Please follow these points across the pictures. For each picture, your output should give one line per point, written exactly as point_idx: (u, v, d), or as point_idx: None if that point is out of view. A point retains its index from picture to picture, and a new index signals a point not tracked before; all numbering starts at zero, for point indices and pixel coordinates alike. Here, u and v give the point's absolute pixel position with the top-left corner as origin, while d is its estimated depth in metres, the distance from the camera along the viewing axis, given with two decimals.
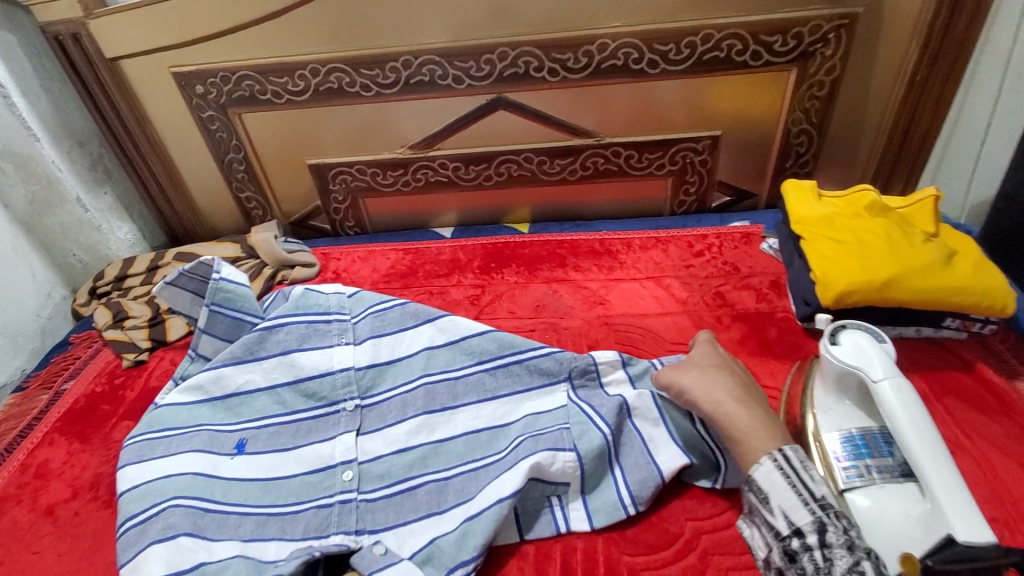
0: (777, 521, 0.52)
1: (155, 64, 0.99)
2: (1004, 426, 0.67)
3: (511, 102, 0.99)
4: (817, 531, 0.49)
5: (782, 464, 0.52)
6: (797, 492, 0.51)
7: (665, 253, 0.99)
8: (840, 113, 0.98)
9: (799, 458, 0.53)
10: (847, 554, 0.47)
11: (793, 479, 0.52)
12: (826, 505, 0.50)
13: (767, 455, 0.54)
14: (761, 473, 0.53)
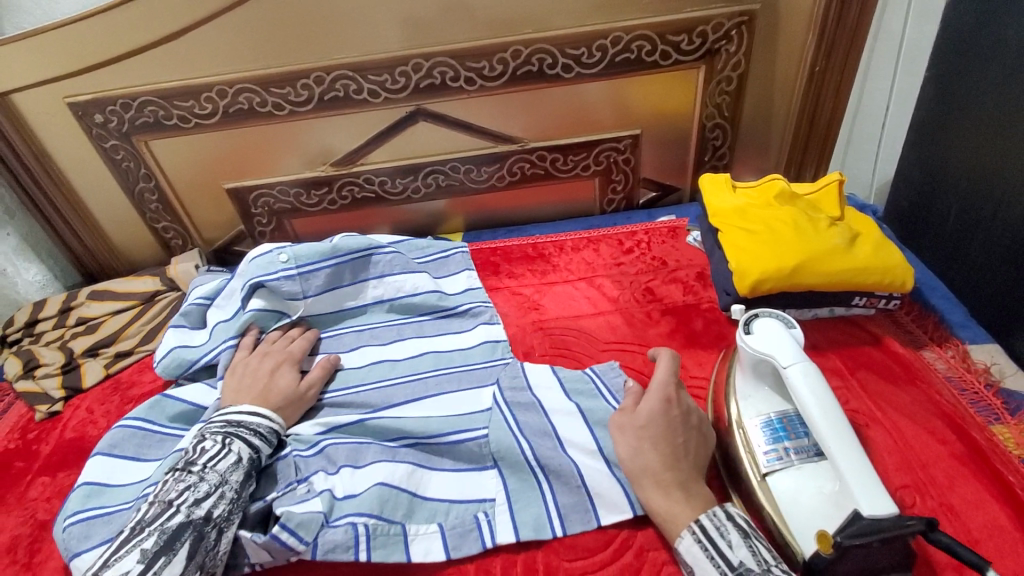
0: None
1: (48, 95, 0.93)
2: (911, 394, 0.71)
3: (431, 113, 0.98)
4: None
5: (700, 536, 0.54)
6: (715, 564, 0.52)
7: (597, 253, 1.00)
8: (749, 106, 1.02)
9: (715, 523, 0.54)
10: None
11: (710, 551, 0.53)
12: (744, 573, 0.51)
13: (684, 530, 0.55)
14: (682, 547, 0.55)
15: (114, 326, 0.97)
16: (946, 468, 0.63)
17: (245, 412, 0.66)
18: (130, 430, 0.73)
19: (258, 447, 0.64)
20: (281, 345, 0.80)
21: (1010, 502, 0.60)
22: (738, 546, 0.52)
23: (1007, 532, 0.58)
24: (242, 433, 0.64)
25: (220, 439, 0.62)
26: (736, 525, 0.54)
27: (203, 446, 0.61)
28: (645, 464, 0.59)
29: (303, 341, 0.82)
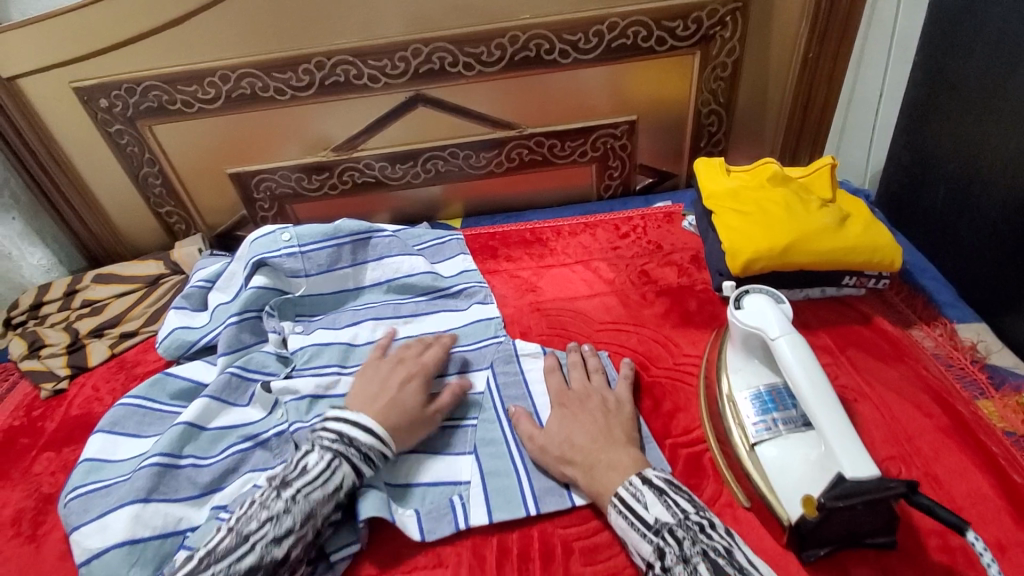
0: (640, 559, 0.55)
1: (54, 81, 0.95)
2: (898, 370, 0.72)
3: (430, 98, 0.99)
4: (658, 559, 0.52)
5: (620, 508, 0.56)
6: (636, 530, 0.55)
7: (593, 237, 1.01)
8: (744, 92, 1.03)
9: (631, 492, 0.56)
10: (682, 565, 0.50)
11: (629, 517, 0.55)
12: (659, 529, 0.53)
13: (609, 503, 0.58)
14: (613, 521, 0.57)
15: (118, 308, 0.99)
16: (931, 440, 0.65)
17: (345, 417, 0.63)
18: (130, 408, 0.74)
19: (363, 474, 0.61)
20: (413, 354, 0.75)
21: (993, 472, 0.61)
22: (653, 505, 0.55)
23: (988, 500, 0.59)
24: (350, 455, 0.60)
25: (326, 459, 0.59)
26: (652, 484, 0.57)
27: (306, 465, 0.59)
28: (567, 454, 0.63)
29: (438, 351, 0.76)
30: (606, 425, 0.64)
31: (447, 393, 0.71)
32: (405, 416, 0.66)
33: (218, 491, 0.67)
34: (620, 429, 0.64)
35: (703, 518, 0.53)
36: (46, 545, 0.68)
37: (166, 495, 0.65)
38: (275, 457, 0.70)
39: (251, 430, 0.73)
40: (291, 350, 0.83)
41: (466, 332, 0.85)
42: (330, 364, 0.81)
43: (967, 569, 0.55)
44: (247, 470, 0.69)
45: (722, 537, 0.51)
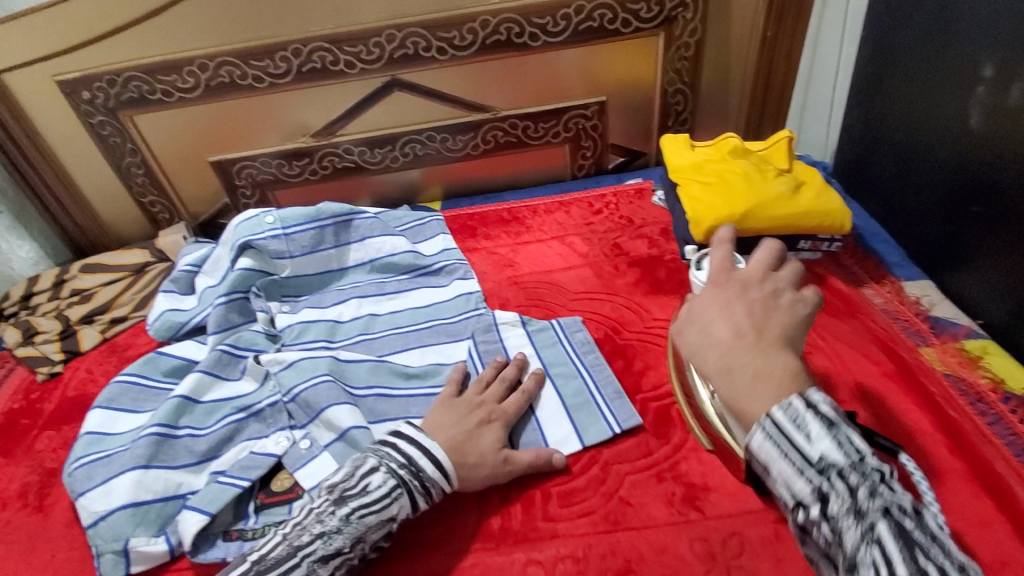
0: (781, 491, 0.41)
1: (37, 74, 0.96)
2: (850, 324, 0.78)
3: (406, 83, 1.03)
4: (818, 501, 0.39)
5: (771, 432, 0.40)
6: (789, 462, 0.40)
7: (568, 214, 1.06)
8: (707, 71, 1.08)
9: (789, 416, 0.40)
10: (855, 527, 0.37)
11: (784, 445, 0.40)
12: (825, 468, 0.39)
13: (754, 420, 0.42)
14: (752, 443, 0.42)
15: (107, 295, 1.01)
16: (877, 383, 0.71)
17: (417, 441, 0.61)
18: (126, 385, 0.77)
19: (417, 508, 0.60)
20: (493, 396, 0.69)
21: (932, 409, 0.67)
22: (819, 438, 0.39)
23: (927, 434, 0.65)
24: (411, 487, 0.59)
25: (390, 488, 0.57)
26: (820, 412, 0.40)
27: (372, 483, 0.57)
28: (703, 350, 0.46)
29: (520, 396, 0.70)
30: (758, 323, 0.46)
31: (511, 366, 0.73)
32: (478, 451, 0.63)
33: (215, 459, 0.71)
34: (778, 325, 0.46)
35: (880, 464, 0.39)
36: (54, 514, 0.71)
37: (165, 462, 0.68)
38: (270, 426, 0.74)
39: (244, 401, 0.76)
40: (279, 328, 0.86)
41: (447, 305, 0.89)
42: (317, 339, 0.85)
43: None
44: (242, 439, 0.73)
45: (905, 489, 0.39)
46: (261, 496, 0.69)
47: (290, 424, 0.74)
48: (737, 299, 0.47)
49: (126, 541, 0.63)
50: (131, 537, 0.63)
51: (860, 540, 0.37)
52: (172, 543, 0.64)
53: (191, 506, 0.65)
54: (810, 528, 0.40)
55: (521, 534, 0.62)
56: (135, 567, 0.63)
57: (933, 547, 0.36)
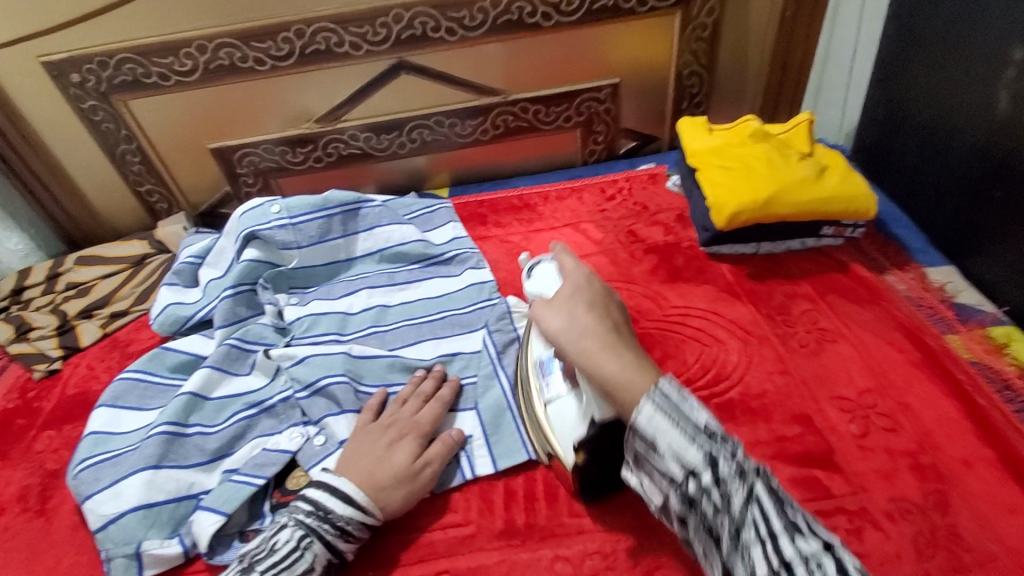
0: (668, 466, 0.44)
1: (23, 57, 0.91)
2: (874, 311, 0.76)
3: (413, 66, 0.99)
4: (710, 468, 0.42)
5: (661, 403, 0.45)
6: (682, 430, 0.44)
7: (581, 201, 1.03)
8: (723, 53, 1.05)
9: (677, 392, 0.46)
10: (739, 485, 0.42)
11: (672, 419, 0.44)
12: (712, 434, 0.44)
13: (643, 398, 0.46)
14: (642, 419, 0.45)
15: (105, 289, 0.98)
16: (905, 372, 0.69)
17: (324, 485, 0.60)
18: (130, 382, 0.74)
19: (338, 550, 0.58)
20: (407, 411, 0.67)
21: (962, 398, 0.66)
22: (698, 413, 0.45)
23: (957, 424, 0.64)
24: (324, 531, 0.57)
25: (297, 537, 0.56)
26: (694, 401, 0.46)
27: (280, 540, 0.56)
28: (588, 329, 0.54)
29: (436, 405, 0.68)
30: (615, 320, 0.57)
31: (428, 380, 0.72)
32: (393, 473, 0.61)
33: (227, 457, 0.69)
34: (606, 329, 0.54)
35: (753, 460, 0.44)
36: (56, 518, 0.69)
37: (176, 461, 0.66)
38: (282, 422, 0.72)
39: (255, 397, 0.73)
40: (288, 321, 0.83)
41: (460, 296, 0.86)
42: (327, 332, 0.82)
43: (936, 482, 0.59)
44: (254, 436, 0.71)
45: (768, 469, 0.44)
46: (276, 494, 0.67)
47: (303, 419, 0.72)
48: (604, 302, 0.59)
49: (138, 545, 0.61)
50: (143, 541, 0.61)
51: (744, 498, 0.41)
52: (186, 545, 0.62)
53: (204, 507, 0.63)
54: (700, 498, 0.43)
55: (545, 531, 0.61)
56: (148, 571, 0.62)
57: (793, 505, 0.42)
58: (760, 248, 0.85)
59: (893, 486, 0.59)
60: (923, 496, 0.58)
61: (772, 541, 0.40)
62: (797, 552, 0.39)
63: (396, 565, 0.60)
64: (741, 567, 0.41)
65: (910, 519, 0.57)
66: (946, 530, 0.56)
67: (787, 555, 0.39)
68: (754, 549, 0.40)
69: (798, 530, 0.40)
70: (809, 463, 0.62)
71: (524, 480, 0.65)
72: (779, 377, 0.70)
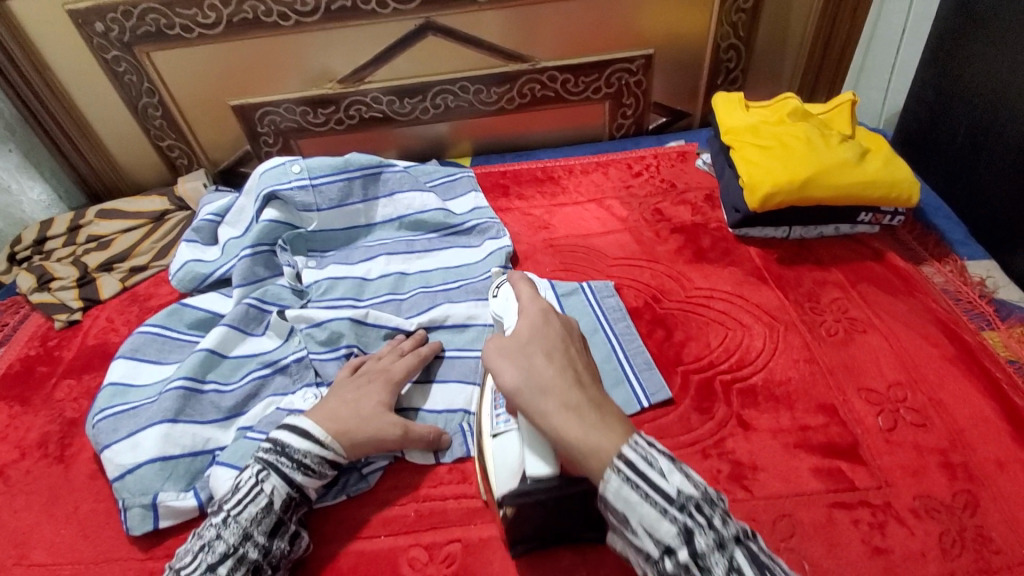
0: (645, 545, 0.41)
1: (45, 3, 0.89)
2: (907, 303, 0.74)
3: (441, 27, 0.96)
4: (683, 541, 0.39)
5: (628, 474, 0.42)
6: (651, 501, 0.41)
7: (606, 176, 1.00)
8: (764, 27, 1.01)
9: (641, 454, 0.42)
10: (718, 553, 0.39)
11: (643, 490, 0.41)
12: (684, 503, 0.40)
13: (607, 468, 0.43)
14: (608, 492, 0.42)
15: (126, 243, 0.98)
16: (937, 367, 0.67)
17: (282, 425, 0.60)
18: (149, 336, 0.74)
19: (298, 483, 0.57)
20: (380, 362, 0.68)
21: (996, 396, 0.64)
22: (671, 475, 0.42)
23: (990, 423, 0.62)
24: (281, 465, 0.57)
25: (256, 472, 0.56)
26: (660, 451, 0.43)
27: (240, 480, 0.56)
28: (547, 382, 0.48)
29: (412, 361, 0.68)
30: (582, 370, 0.50)
31: (409, 341, 0.72)
32: (359, 418, 0.61)
33: (241, 415, 0.69)
34: (566, 376, 0.49)
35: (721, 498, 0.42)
36: (75, 465, 0.70)
37: (193, 417, 0.66)
38: (297, 382, 0.72)
39: (269, 356, 0.73)
40: (306, 284, 0.82)
41: (478, 266, 0.85)
42: (344, 297, 0.80)
43: (966, 482, 0.58)
44: (268, 394, 0.71)
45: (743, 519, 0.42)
46: None
47: (316, 380, 0.72)
48: (563, 344, 0.52)
49: (154, 496, 0.61)
50: (160, 492, 0.62)
51: (725, 568, 0.38)
52: (202, 499, 0.62)
53: (220, 461, 0.63)
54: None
55: None
56: (164, 522, 0.62)
57: (773, 563, 0.40)
58: (793, 232, 0.83)
59: (921, 483, 0.58)
60: (951, 495, 0.57)
61: None
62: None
63: (409, 531, 0.60)
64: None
65: (936, 517, 0.56)
66: (974, 530, 0.55)
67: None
68: None
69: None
70: (833, 454, 0.60)
71: None
72: (805, 366, 0.68)
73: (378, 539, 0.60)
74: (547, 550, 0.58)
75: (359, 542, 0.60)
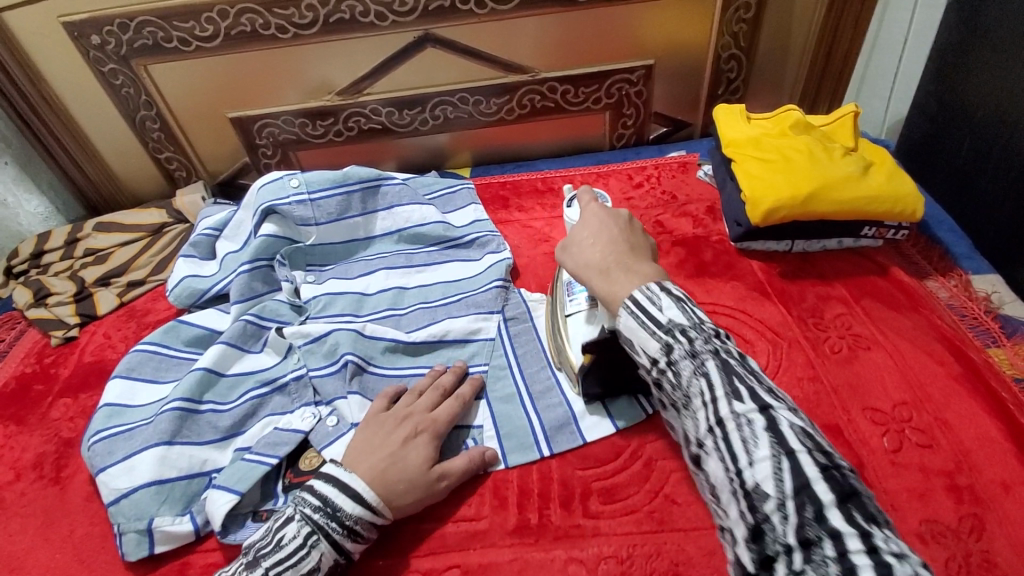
0: (641, 357, 0.49)
1: (42, 17, 0.89)
2: (912, 319, 0.73)
3: (440, 39, 0.95)
4: (664, 353, 0.46)
5: (632, 307, 0.49)
6: (644, 327, 0.48)
7: (606, 187, 0.99)
8: (765, 36, 1.00)
9: (648, 295, 0.49)
10: (690, 361, 0.45)
11: (641, 319, 0.48)
12: (672, 329, 0.46)
13: (620, 306, 0.50)
14: (619, 323, 0.50)
15: (123, 257, 0.97)
16: (943, 386, 0.66)
17: (335, 478, 0.57)
18: (146, 354, 0.74)
19: (345, 550, 0.56)
20: (424, 404, 0.65)
21: (1003, 417, 0.63)
22: (669, 309, 0.48)
23: (997, 444, 0.61)
24: (331, 530, 0.55)
25: (304, 534, 0.54)
26: (670, 293, 0.49)
27: (285, 535, 0.54)
28: (588, 259, 0.56)
29: (455, 402, 0.66)
30: (626, 242, 0.56)
31: (449, 374, 0.69)
32: (406, 476, 0.59)
33: (238, 436, 0.68)
34: (617, 258, 0.54)
35: (717, 328, 0.47)
36: (71, 487, 0.70)
37: (189, 438, 0.66)
38: (295, 401, 0.71)
39: (267, 375, 0.73)
40: (304, 299, 0.81)
41: (478, 278, 0.84)
42: (342, 313, 0.79)
43: (973, 505, 0.57)
44: (266, 414, 0.70)
45: (736, 343, 0.47)
46: (289, 475, 0.66)
47: (315, 400, 0.71)
48: (610, 223, 0.58)
49: (150, 521, 0.61)
50: (155, 517, 0.61)
51: (694, 373, 0.45)
52: (198, 523, 0.62)
53: (216, 485, 0.62)
54: (662, 381, 0.47)
55: (560, 530, 0.60)
56: (159, 547, 0.61)
57: (749, 376, 0.44)
58: (795, 245, 0.82)
59: (926, 507, 0.57)
60: (957, 519, 0.56)
61: (714, 407, 0.43)
62: (732, 414, 0.42)
63: (407, 555, 0.60)
64: (693, 427, 0.45)
65: (942, 542, 0.55)
66: (980, 555, 0.54)
67: (723, 416, 0.42)
68: (700, 413, 0.44)
69: (737, 396, 0.42)
70: None
71: (539, 479, 0.64)
72: (808, 384, 0.67)
73: (376, 565, 0.59)
74: (547, 575, 0.57)
75: (356, 568, 0.59)
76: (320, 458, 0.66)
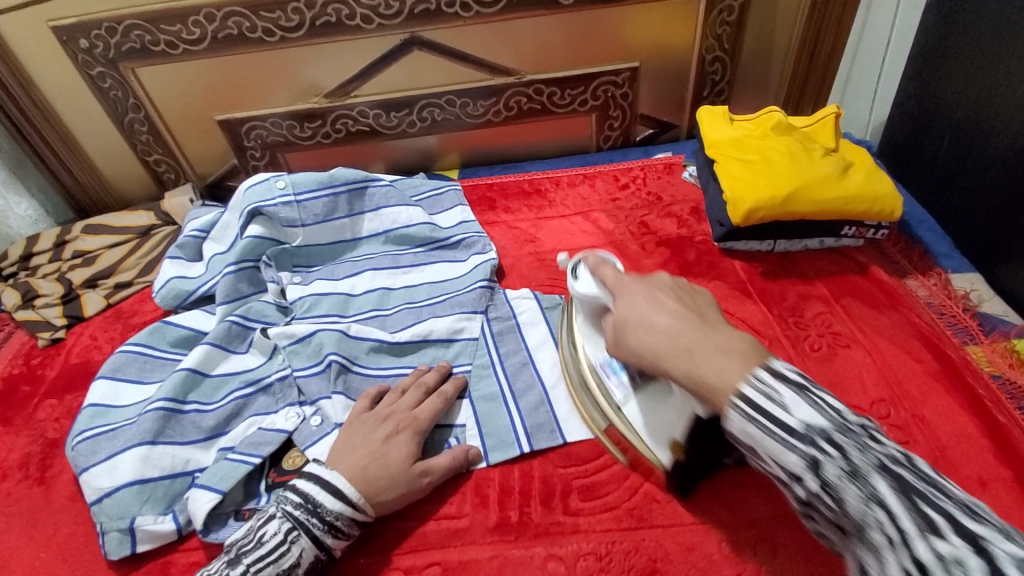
0: (774, 469, 0.43)
1: (30, 20, 0.89)
2: (891, 318, 0.74)
3: (426, 42, 0.96)
4: (811, 471, 0.40)
5: (744, 407, 0.42)
6: (774, 438, 0.41)
7: (592, 188, 1.00)
8: (749, 38, 1.01)
9: (762, 388, 0.42)
10: (852, 483, 0.38)
11: (765, 425, 0.41)
12: (813, 435, 0.40)
13: (726, 407, 0.43)
14: (732, 428, 0.43)
15: (111, 259, 0.97)
16: (920, 383, 0.67)
17: (316, 475, 0.58)
18: (131, 354, 0.74)
19: (326, 546, 0.56)
20: (406, 403, 0.65)
21: (979, 413, 0.64)
22: (797, 408, 0.41)
23: (974, 440, 0.62)
24: (312, 526, 0.55)
25: (286, 530, 0.55)
26: (789, 380, 0.42)
27: (267, 532, 0.55)
28: (658, 337, 0.49)
29: (438, 401, 0.66)
30: (690, 311, 0.50)
31: (432, 373, 0.69)
32: (388, 474, 0.59)
33: (222, 436, 0.68)
34: (697, 333, 0.47)
35: (857, 419, 0.42)
36: (55, 488, 0.70)
37: (173, 438, 0.66)
38: (280, 401, 0.71)
39: (252, 376, 0.73)
40: (290, 300, 0.82)
41: (463, 278, 0.84)
42: (328, 313, 0.80)
43: None
44: (251, 414, 0.70)
45: (891, 441, 0.41)
46: (272, 475, 0.66)
47: (300, 399, 0.71)
48: (660, 293, 0.53)
49: (132, 520, 0.61)
50: (137, 516, 0.61)
51: (863, 498, 0.38)
52: (180, 522, 0.62)
53: (199, 484, 0.62)
54: (813, 501, 0.40)
55: (541, 528, 0.60)
56: (141, 545, 0.62)
57: (932, 493, 0.37)
58: (777, 245, 0.82)
59: None
60: None
61: (903, 545, 0.36)
62: (935, 555, 0.34)
63: (389, 554, 0.60)
64: (877, 568, 0.37)
65: None
66: None
67: (924, 558, 0.35)
68: (884, 551, 0.37)
69: (932, 528, 0.35)
70: None
71: (520, 476, 0.64)
72: None
73: (356, 563, 0.59)
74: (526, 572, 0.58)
75: (338, 566, 0.59)
76: (304, 456, 0.67)
